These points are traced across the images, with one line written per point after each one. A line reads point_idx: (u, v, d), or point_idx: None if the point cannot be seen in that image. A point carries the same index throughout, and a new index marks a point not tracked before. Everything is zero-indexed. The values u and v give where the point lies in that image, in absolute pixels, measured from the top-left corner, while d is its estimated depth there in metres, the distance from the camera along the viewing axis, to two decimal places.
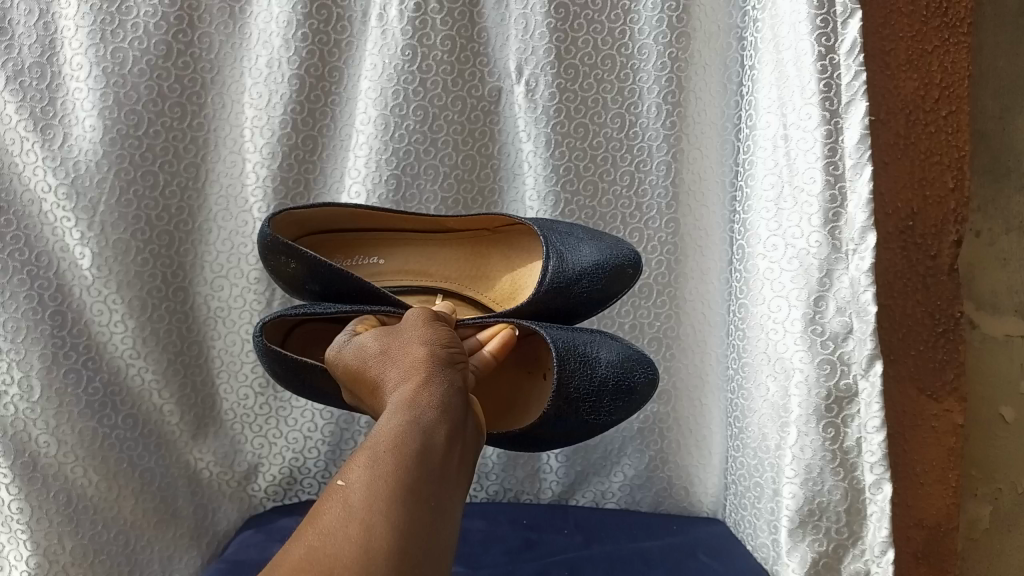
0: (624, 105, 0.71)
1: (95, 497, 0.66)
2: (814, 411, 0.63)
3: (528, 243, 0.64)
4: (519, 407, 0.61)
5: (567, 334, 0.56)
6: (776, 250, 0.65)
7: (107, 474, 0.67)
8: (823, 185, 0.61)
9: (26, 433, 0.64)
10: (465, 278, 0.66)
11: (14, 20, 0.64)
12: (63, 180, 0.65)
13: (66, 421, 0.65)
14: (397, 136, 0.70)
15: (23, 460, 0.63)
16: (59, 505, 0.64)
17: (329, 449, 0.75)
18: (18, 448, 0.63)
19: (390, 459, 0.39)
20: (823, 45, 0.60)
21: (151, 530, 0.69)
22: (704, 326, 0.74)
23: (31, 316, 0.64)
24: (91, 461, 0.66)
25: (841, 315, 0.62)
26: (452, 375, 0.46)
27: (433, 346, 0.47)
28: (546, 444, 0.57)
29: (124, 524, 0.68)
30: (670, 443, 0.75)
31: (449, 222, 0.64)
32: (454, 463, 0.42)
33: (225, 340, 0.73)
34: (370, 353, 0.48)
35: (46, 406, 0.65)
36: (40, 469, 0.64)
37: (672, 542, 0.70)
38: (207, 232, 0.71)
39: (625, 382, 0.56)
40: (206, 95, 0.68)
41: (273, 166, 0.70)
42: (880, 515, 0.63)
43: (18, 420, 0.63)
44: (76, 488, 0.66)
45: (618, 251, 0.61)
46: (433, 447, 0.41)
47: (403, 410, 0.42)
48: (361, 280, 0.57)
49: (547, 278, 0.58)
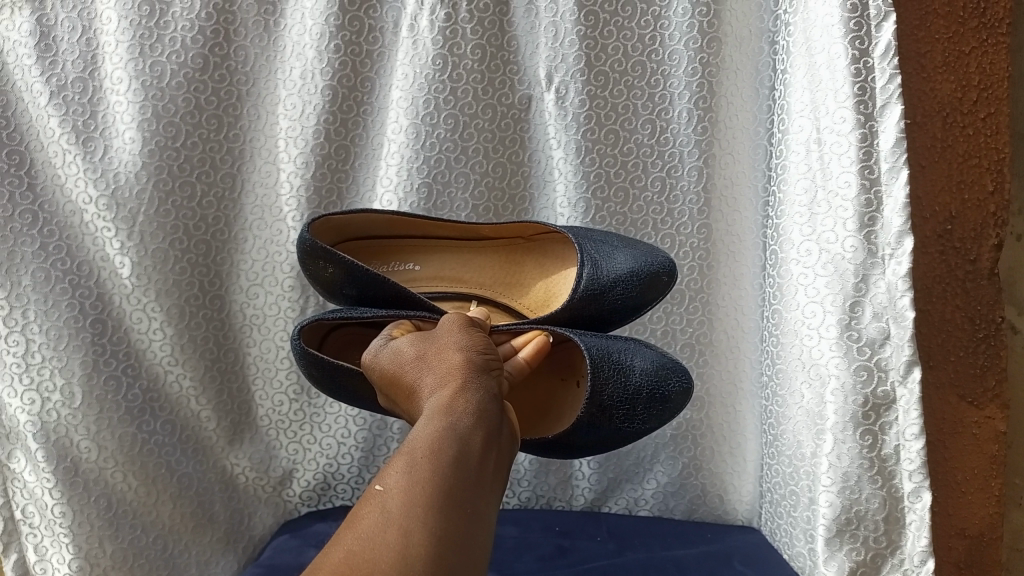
0: (654, 111, 0.71)
1: (135, 501, 0.68)
2: (851, 418, 0.62)
3: (562, 252, 0.65)
4: (553, 412, 0.61)
5: (601, 341, 0.56)
6: (810, 255, 0.64)
7: (146, 479, 0.69)
8: (858, 190, 0.61)
9: (69, 438, 0.65)
10: (499, 285, 0.66)
11: (58, 36, 0.66)
12: (104, 192, 0.67)
13: (107, 427, 0.67)
14: (428, 144, 0.70)
15: (65, 465, 0.65)
16: (100, 509, 0.66)
17: (362, 455, 0.76)
18: (61, 454, 0.65)
19: (427, 466, 0.39)
20: (857, 49, 0.60)
21: (190, 534, 0.71)
22: (738, 332, 0.74)
23: (73, 324, 0.66)
24: (130, 467, 0.68)
25: (878, 321, 0.61)
26: (487, 381, 0.46)
27: (468, 352, 0.47)
28: (577, 451, 0.57)
29: (162, 528, 0.69)
30: (703, 450, 0.75)
31: (483, 230, 0.64)
32: (490, 469, 0.42)
33: (260, 347, 0.74)
34: (406, 357, 0.48)
35: (87, 412, 0.66)
36: (81, 474, 0.66)
37: (707, 550, 0.70)
38: (242, 240, 0.72)
39: (659, 390, 0.56)
40: (241, 107, 0.70)
41: (306, 175, 0.70)
42: (919, 523, 0.62)
43: (60, 426, 0.65)
44: (117, 492, 0.67)
45: (652, 259, 0.61)
46: (469, 453, 0.41)
47: (439, 416, 0.42)
48: (397, 285, 0.57)
49: (581, 286, 0.58)
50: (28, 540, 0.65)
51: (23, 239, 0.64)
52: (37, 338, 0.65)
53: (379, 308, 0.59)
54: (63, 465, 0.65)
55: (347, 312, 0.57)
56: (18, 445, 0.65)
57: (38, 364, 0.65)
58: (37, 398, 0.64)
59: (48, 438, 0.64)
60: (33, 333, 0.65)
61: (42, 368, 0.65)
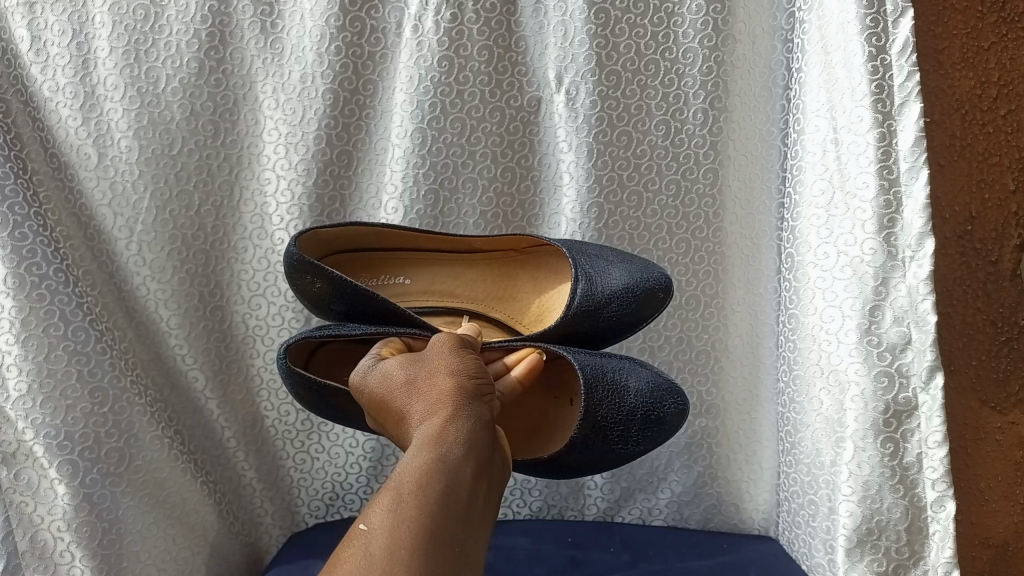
0: (669, 111, 0.69)
1: (161, 513, 0.65)
2: (872, 425, 0.60)
3: (555, 264, 0.63)
4: (545, 431, 0.59)
5: (595, 361, 0.54)
6: (828, 258, 0.62)
7: (170, 491, 0.66)
8: (877, 190, 0.59)
9: (96, 447, 0.61)
10: (491, 299, 0.64)
11: (48, 41, 0.64)
12: (103, 201, 0.66)
13: (133, 434, 0.63)
14: (435, 150, 0.69)
15: (92, 476, 0.60)
16: (129, 523, 0.62)
17: (370, 466, 0.74)
18: (87, 465, 0.60)
19: (413, 504, 0.38)
20: (874, 46, 0.58)
21: (207, 549, 0.68)
22: (753, 337, 0.72)
23: (92, 329, 0.62)
24: (155, 477, 0.65)
25: (898, 326, 0.59)
26: (479, 408, 0.44)
27: (460, 376, 0.45)
28: (573, 471, 0.55)
29: (185, 543, 0.66)
30: (719, 458, 0.73)
31: (475, 244, 0.62)
32: (479, 503, 0.41)
33: (264, 358, 0.71)
34: (396, 381, 0.46)
35: (115, 419, 0.62)
36: (108, 486, 0.61)
37: (723, 561, 0.68)
38: (242, 250, 0.70)
39: (654, 412, 0.54)
40: (238, 112, 0.67)
41: (308, 183, 0.68)
42: (943, 534, 0.60)
43: (88, 433, 0.60)
44: (144, 506, 0.63)
45: (648, 275, 0.59)
46: (458, 489, 0.40)
47: (428, 449, 0.41)
48: (386, 301, 0.55)
49: (575, 303, 0.56)
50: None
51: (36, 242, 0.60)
52: (53, 341, 0.60)
53: (369, 324, 0.57)
54: (88, 476, 0.60)
55: (335, 329, 0.55)
56: (29, 464, 0.59)
57: (60, 368, 0.60)
58: (59, 405, 0.59)
59: (73, 448, 0.59)
60: (55, 333, 0.60)
61: (64, 372, 0.60)
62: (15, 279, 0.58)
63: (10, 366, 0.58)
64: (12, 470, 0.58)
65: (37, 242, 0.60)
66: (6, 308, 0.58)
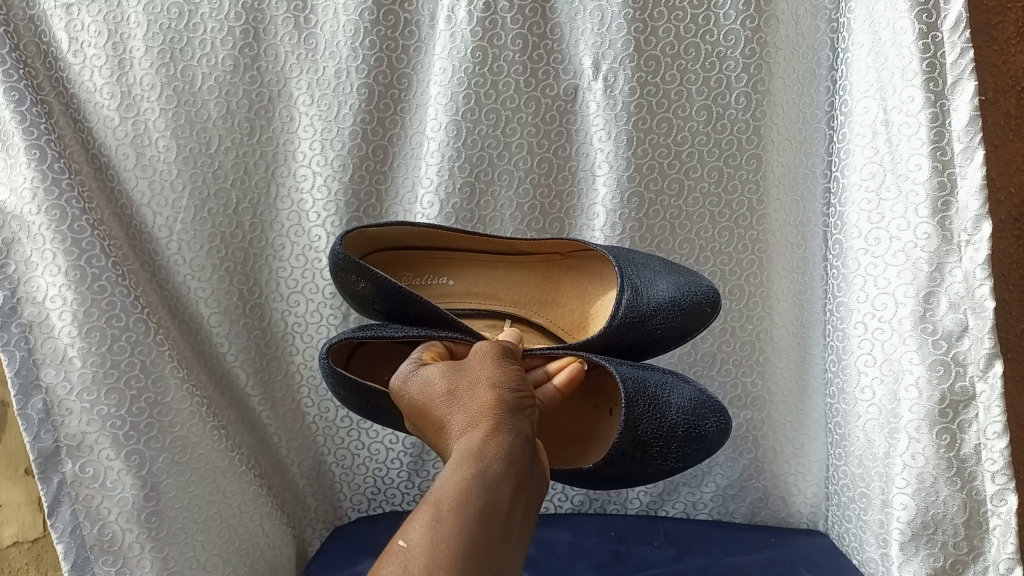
0: (710, 96, 0.67)
1: (223, 502, 0.66)
2: (928, 415, 0.58)
3: (601, 270, 0.62)
4: (584, 443, 0.58)
5: (639, 373, 0.53)
6: (880, 244, 0.60)
7: (228, 481, 0.67)
8: (930, 172, 0.57)
9: (163, 433, 0.62)
10: (533, 303, 0.63)
11: (85, 42, 0.64)
12: (143, 200, 0.66)
13: (194, 425, 0.65)
14: (470, 142, 0.68)
15: (159, 466, 0.62)
16: (194, 511, 0.63)
17: (411, 460, 0.74)
18: (152, 456, 0.61)
19: (452, 522, 0.37)
20: (924, 22, 0.57)
21: (264, 539, 0.69)
22: (801, 326, 0.70)
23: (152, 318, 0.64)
24: (217, 465, 0.66)
25: (954, 313, 0.57)
26: (520, 422, 0.44)
27: (502, 389, 0.44)
28: (612, 483, 0.54)
29: (243, 532, 0.67)
30: (764, 452, 0.72)
31: (520, 247, 0.61)
32: (517, 522, 0.40)
33: (304, 356, 0.72)
34: (436, 391, 0.45)
35: (178, 408, 0.64)
36: (173, 476, 0.62)
37: (772, 556, 0.67)
38: (279, 247, 0.70)
39: (695, 429, 0.53)
40: (272, 109, 0.67)
41: (343, 178, 0.68)
42: (1005, 529, 0.58)
43: (154, 422, 0.62)
44: (206, 494, 0.65)
45: (696, 288, 0.58)
46: (498, 507, 0.39)
47: (468, 464, 0.40)
48: (429, 304, 0.54)
49: (620, 314, 0.55)
50: (107, 565, 0.60)
51: (92, 237, 0.61)
52: (115, 333, 0.61)
53: (412, 326, 0.56)
54: (155, 466, 0.61)
55: (377, 329, 0.54)
56: (93, 457, 0.60)
57: (125, 357, 0.61)
58: (124, 396, 0.60)
59: (138, 439, 0.61)
60: (118, 324, 0.61)
61: (127, 363, 0.61)
62: (76, 272, 0.59)
63: (73, 358, 0.59)
64: (78, 462, 0.59)
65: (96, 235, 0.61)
66: (68, 301, 0.59)
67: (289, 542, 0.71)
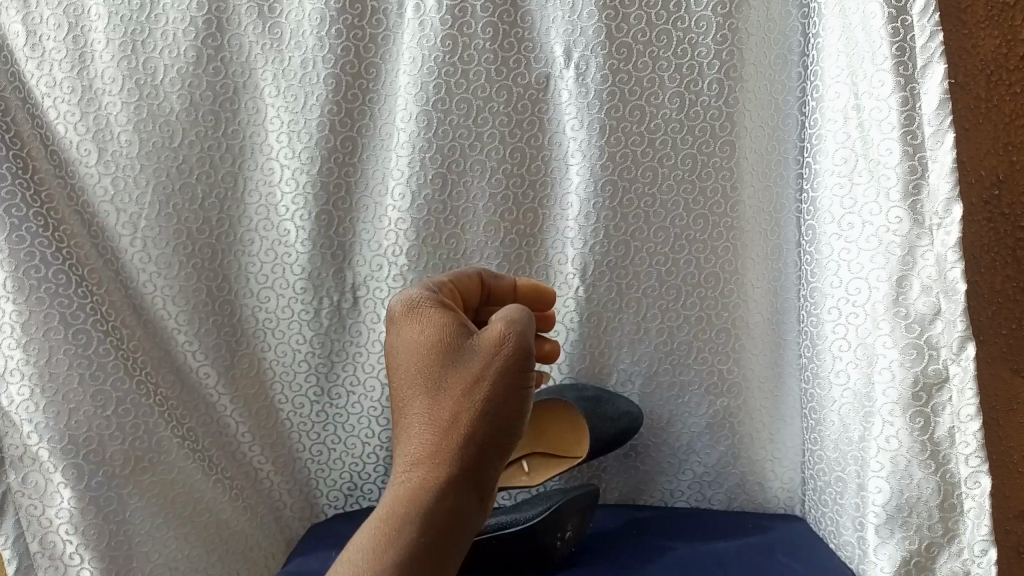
0: (682, 82, 0.66)
1: (169, 514, 0.65)
2: (901, 399, 0.58)
3: None
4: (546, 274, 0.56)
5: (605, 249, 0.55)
6: (853, 229, 0.61)
7: (177, 491, 0.66)
8: (901, 156, 0.57)
9: (97, 447, 0.62)
10: None
11: (43, 35, 0.63)
12: (105, 196, 0.65)
13: (140, 436, 0.64)
14: (442, 132, 0.67)
15: (98, 481, 0.62)
16: (135, 525, 0.63)
17: (388, 454, 0.74)
18: (91, 469, 0.61)
19: (400, 530, 0.38)
20: (893, 7, 0.56)
21: (224, 543, 0.69)
22: (776, 312, 0.71)
23: (98, 327, 0.62)
24: (161, 477, 0.65)
25: (926, 296, 0.57)
26: (497, 418, 0.42)
27: (490, 384, 0.42)
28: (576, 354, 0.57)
29: (196, 539, 0.67)
30: (741, 439, 0.72)
31: None
32: (473, 510, 0.41)
33: (275, 352, 0.71)
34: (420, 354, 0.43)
35: (120, 420, 0.63)
36: (113, 489, 0.62)
37: (750, 542, 0.67)
38: (247, 242, 0.68)
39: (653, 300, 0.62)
40: (238, 101, 0.66)
41: (312, 171, 0.67)
42: (978, 510, 0.59)
43: (92, 437, 0.62)
44: (153, 505, 0.64)
45: None
46: (448, 517, 0.39)
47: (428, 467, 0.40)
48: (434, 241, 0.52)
49: None
50: (48, 573, 0.62)
51: (38, 242, 0.60)
52: (55, 345, 0.61)
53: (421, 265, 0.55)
54: (94, 480, 0.61)
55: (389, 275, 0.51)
56: (35, 468, 0.61)
57: (61, 372, 0.61)
58: (63, 409, 0.61)
59: (77, 453, 0.61)
60: (56, 336, 0.61)
61: (66, 376, 0.61)
62: (14, 283, 0.59)
63: (15, 371, 0.60)
64: (20, 473, 0.61)
65: (39, 243, 0.60)
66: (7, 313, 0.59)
67: (256, 544, 0.72)
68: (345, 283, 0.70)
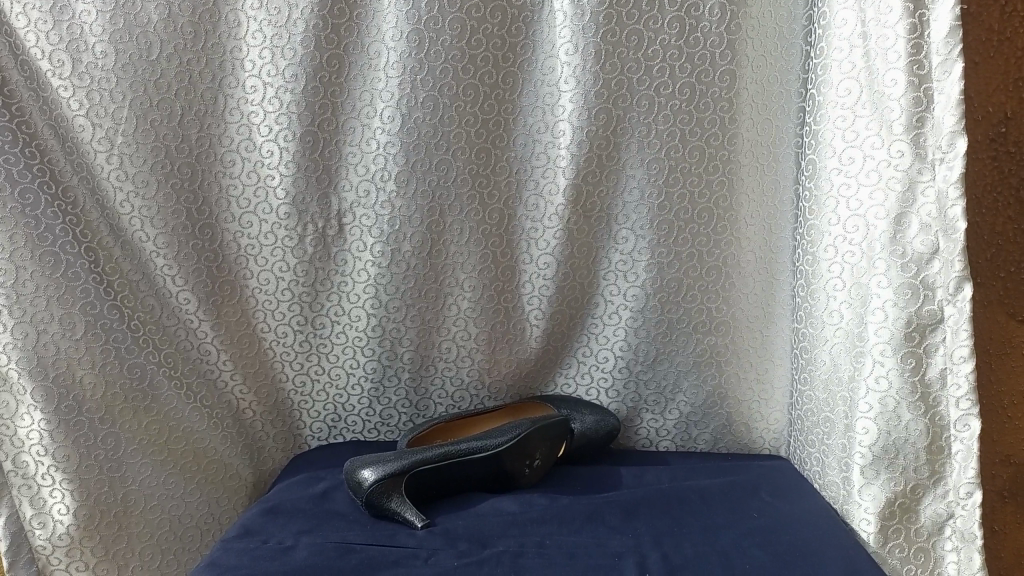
0: (683, 7, 0.63)
1: (142, 440, 0.66)
2: (892, 339, 0.57)
3: None
4: None
5: None
6: (853, 163, 0.59)
7: (152, 417, 0.67)
8: (905, 88, 0.54)
9: (70, 373, 0.62)
10: None
11: None
12: (79, 110, 0.62)
13: (113, 361, 0.64)
14: (433, 53, 0.64)
15: (68, 404, 0.62)
16: (107, 450, 0.64)
17: (372, 386, 0.74)
18: (62, 392, 0.62)
19: None
20: None
21: (200, 471, 0.70)
22: (771, 251, 0.69)
23: (67, 250, 0.61)
24: (134, 403, 0.66)
25: (925, 234, 0.55)
26: None
27: None
28: None
29: (173, 468, 0.68)
30: (728, 378, 0.72)
31: None
32: None
33: (259, 279, 0.69)
34: None
35: (90, 344, 0.63)
36: (85, 413, 0.63)
37: (734, 480, 0.66)
38: (229, 163, 0.66)
39: None
40: (219, 12, 0.62)
41: (296, 90, 0.64)
42: (965, 453, 0.57)
43: (62, 360, 0.62)
44: (124, 431, 0.65)
45: None
46: None
47: None
48: None
49: None
50: (22, 493, 0.62)
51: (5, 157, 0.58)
52: (27, 266, 0.60)
53: None
54: (64, 404, 0.62)
55: None
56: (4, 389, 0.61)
57: (30, 294, 0.60)
58: (30, 331, 0.60)
59: (47, 376, 0.61)
60: (26, 257, 0.60)
61: (37, 299, 0.61)
62: None
63: None
64: None
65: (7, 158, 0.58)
66: None
67: (235, 473, 0.73)
68: (330, 209, 0.68)
